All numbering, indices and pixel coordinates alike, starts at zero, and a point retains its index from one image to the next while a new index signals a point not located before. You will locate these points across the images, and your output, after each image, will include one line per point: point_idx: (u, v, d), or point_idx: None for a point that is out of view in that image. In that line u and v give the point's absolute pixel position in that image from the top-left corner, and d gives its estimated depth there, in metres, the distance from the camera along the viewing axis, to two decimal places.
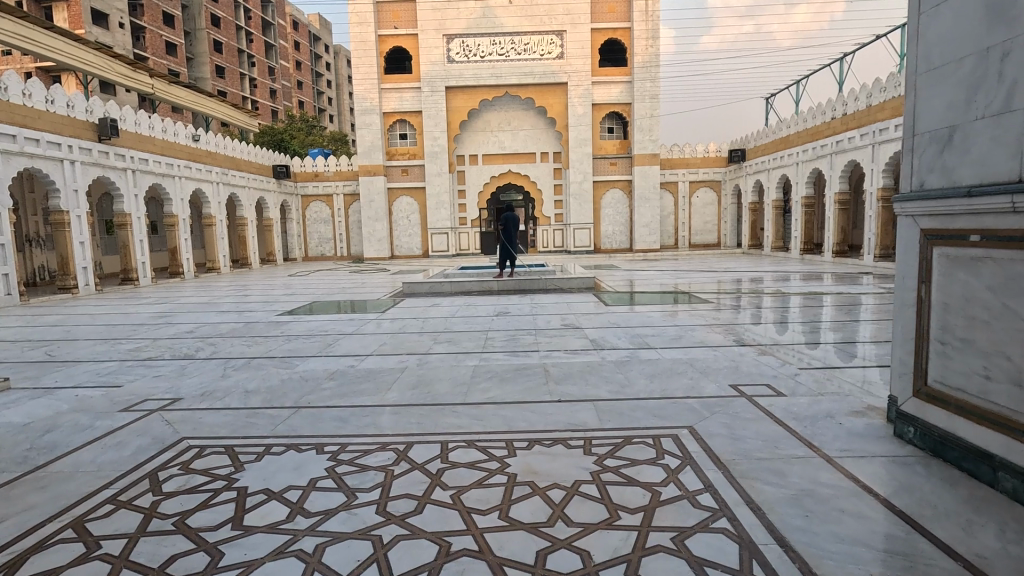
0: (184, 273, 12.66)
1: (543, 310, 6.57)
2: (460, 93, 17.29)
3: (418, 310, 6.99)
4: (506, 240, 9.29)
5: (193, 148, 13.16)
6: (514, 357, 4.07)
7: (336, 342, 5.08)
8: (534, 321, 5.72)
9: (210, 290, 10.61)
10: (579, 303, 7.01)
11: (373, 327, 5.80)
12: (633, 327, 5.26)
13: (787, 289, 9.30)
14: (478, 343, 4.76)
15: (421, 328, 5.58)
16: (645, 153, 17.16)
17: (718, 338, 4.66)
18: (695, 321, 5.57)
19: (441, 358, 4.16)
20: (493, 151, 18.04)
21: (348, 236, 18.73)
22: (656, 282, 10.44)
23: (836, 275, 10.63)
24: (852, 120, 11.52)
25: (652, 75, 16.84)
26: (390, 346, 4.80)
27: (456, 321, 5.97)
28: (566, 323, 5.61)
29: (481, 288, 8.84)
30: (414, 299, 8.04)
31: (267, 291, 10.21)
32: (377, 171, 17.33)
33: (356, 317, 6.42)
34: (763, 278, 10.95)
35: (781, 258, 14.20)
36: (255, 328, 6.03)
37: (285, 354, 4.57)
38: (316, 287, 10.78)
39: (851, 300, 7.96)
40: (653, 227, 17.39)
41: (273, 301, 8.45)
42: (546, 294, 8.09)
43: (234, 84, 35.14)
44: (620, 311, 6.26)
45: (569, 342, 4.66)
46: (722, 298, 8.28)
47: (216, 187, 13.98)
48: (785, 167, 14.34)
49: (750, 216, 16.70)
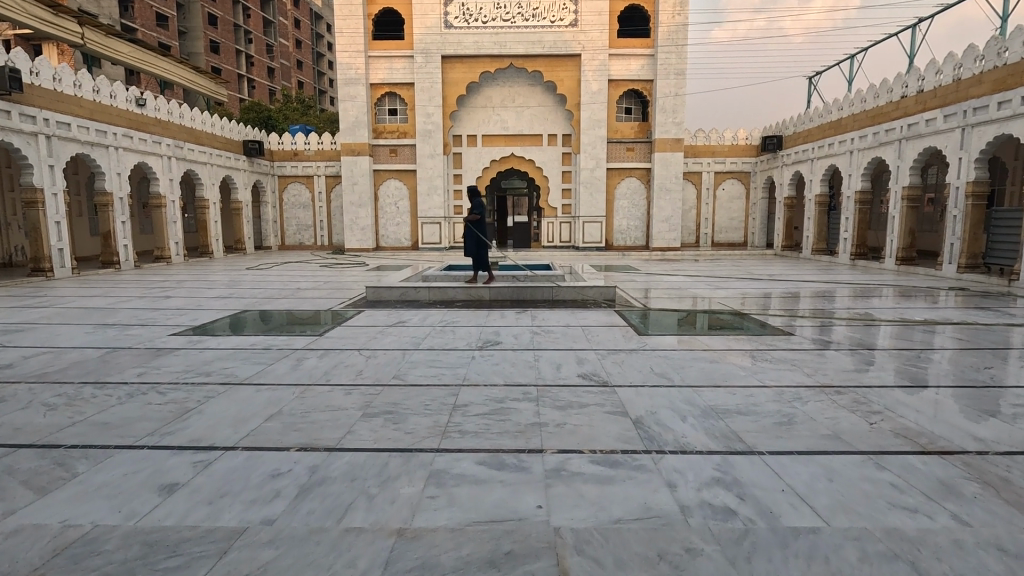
0: (120, 263, 10.64)
1: (548, 341, 4.54)
2: (457, 63, 15.16)
3: (371, 332, 4.94)
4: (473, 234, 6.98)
5: (137, 114, 11.12)
6: (494, 490, 2.04)
7: (206, 402, 3.06)
8: (533, 369, 3.67)
9: (135, 286, 8.65)
10: (600, 330, 4.98)
11: (287, 367, 3.76)
12: (694, 388, 3.24)
13: (861, 309, 7.27)
14: (436, 422, 2.72)
15: (357, 376, 3.55)
16: (667, 138, 15.08)
17: (863, 428, 2.60)
18: (791, 375, 3.50)
19: (350, 479, 2.13)
20: (494, 131, 15.85)
21: (330, 223, 16.72)
22: (687, 292, 8.38)
23: (907, 290, 8.62)
24: (932, 98, 9.39)
25: (679, 48, 14.75)
26: (286, 419, 2.77)
27: (417, 360, 3.92)
28: (583, 373, 3.55)
29: (467, 297, 6.80)
30: (376, 312, 6.02)
31: (206, 289, 8.19)
32: (361, 150, 15.26)
33: (273, 348, 4.36)
34: (817, 290, 8.98)
35: (827, 263, 12.12)
36: (114, 360, 4.00)
37: (84, 438, 2.53)
38: (271, 285, 8.76)
39: (962, 331, 5.88)
40: (673, 223, 15.35)
41: (193, 308, 6.39)
42: (552, 310, 6.03)
43: (230, 62, 33.04)
44: (661, 350, 4.20)
45: (596, 428, 2.63)
46: (784, 322, 6.22)
47: (166, 161, 11.93)
48: (835, 157, 12.22)
49: (786, 213, 14.54)
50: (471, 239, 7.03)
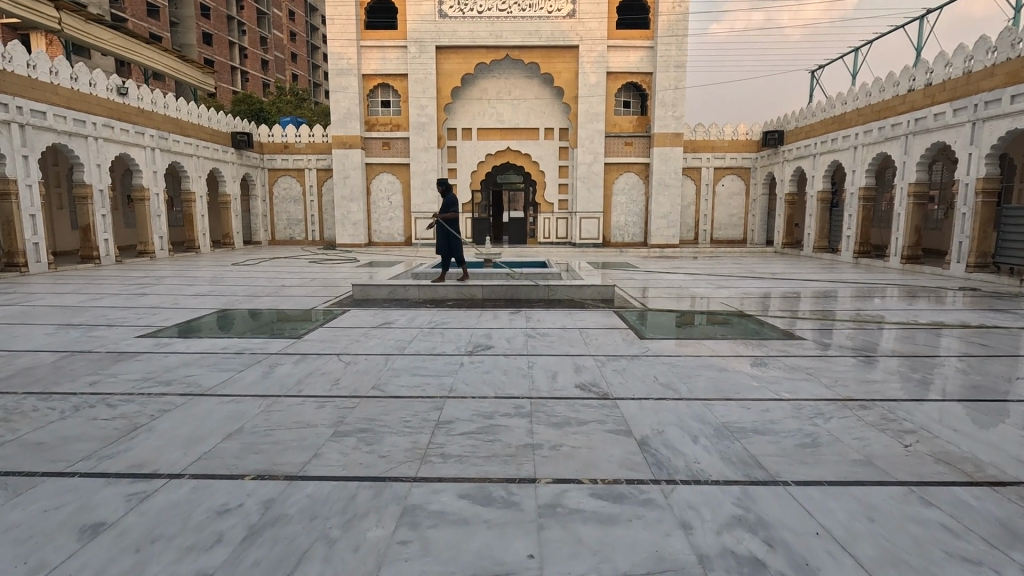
0: (100, 258, 10.26)
1: (543, 345, 4.23)
2: (452, 54, 14.77)
3: (354, 334, 4.61)
4: (445, 230, 6.54)
5: (118, 103, 10.72)
6: (477, 533, 1.73)
7: (159, 417, 2.73)
8: (526, 378, 3.35)
9: (112, 281, 8.28)
10: (598, 332, 4.66)
11: (258, 375, 3.43)
12: (704, 402, 2.93)
13: (869, 311, 6.97)
14: (416, 443, 2.41)
15: (334, 385, 3.24)
16: (666, 132, 14.77)
17: (898, 452, 2.31)
18: (808, 386, 3.20)
19: (309, 518, 1.82)
20: (489, 124, 15.49)
21: (321, 217, 16.35)
22: (687, 292, 8.07)
23: (916, 290, 8.35)
24: (941, 92, 9.09)
25: (679, 40, 14.42)
26: (246, 439, 2.45)
27: (400, 367, 3.60)
28: (581, 384, 3.25)
29: (459, 295, 6.49)
30: (362, 312, 5.69)
31: (185, 286, 7.82)
32: (353, 142, 14.88)
33: (246, 352, 4.03)
34: (821, 289, 8.71)
35: (830, 261, 11.86)
36: (69, 365, 3.67)
37: (8, 463, 2.20)
38: (256, 281, 8.41)
39: (978, 334, 5.58)
40: (672, 220, 15.06)
41: (167, 307, 6.03)
42: (548, 311, 5.71)
43: (223, 54, 32.51)
44: (664, 356, 3.89)
45: (596, 452, 2.32)
46: (790, 324, 5.93)
47: (149, 152, 11.54)
48: (838, 153, 11.93)
49: (786, 210, 14.27)
50: (442, 236, 6.59)
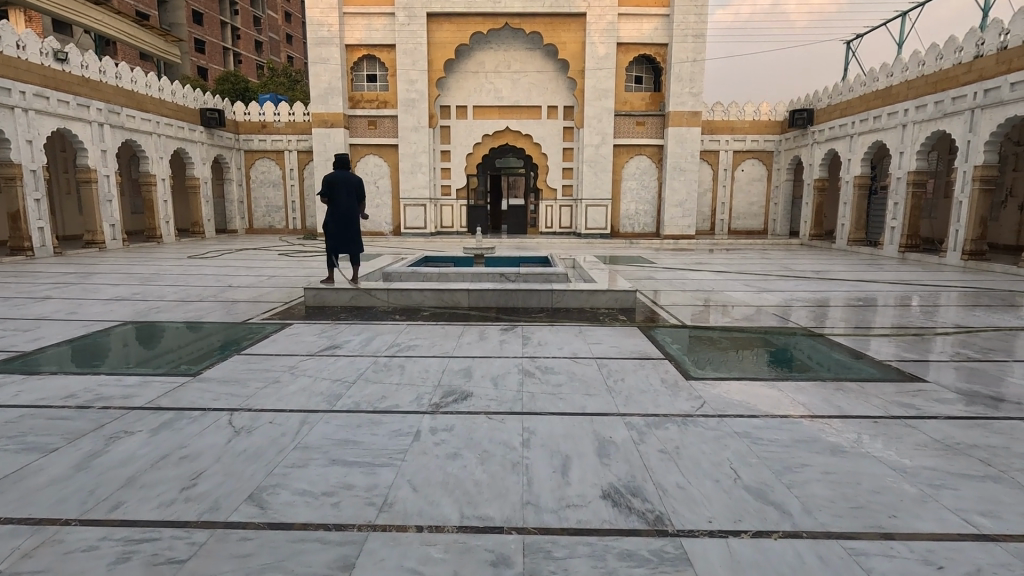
0: (33, 249, 8.87)
1: (543, 392, 2.83)
2: (445, 22, 13.27)
3: (275, 370, 3.21)
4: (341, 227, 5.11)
5: (56, 72, 9.30)
6: None
7: None
8: (518, 474, 1.98)
9: (25, 279, 6.86)
10: (625, 368, 3.26)
11: (69, 464, 2.05)
12: (849, 548, 1.57)
13: (956, 323, 5.53)
14: None
15: (185, 492, 1.85)
16: (682, 110, 13.28)
17: None
18: (1010, 499, 1.83)
19: None
20: (487, 101, 13.96)
21: (303, 203, 14.94)
22: (719, 297, 6.65)
23: (998, 293, 6.91)
24: (1019, 56, 7.62)
25: (698, 6, 12.91)
26: None
27: (316, 445, 2.23)
28: (612, 490, 1.87)
29: (436, 301, 5.13)
30: (307, 327, 4.31)
31: (109, 286, 6.40)
32: (335, 120, 13.42)
33: (98, 404, 2.66)
34: (880, 293, 7.28)
35: (872, 257, 10.42)
36: None
37: None
38: (204, 280, 7.01)
39: None
40: (688, 208, 13.65)
41: (56, 318, 4.63)
42: (551, 327, 4.32)
43: (215, 35, 30.83)
44: (733, 418, 2.50)
45: None
46: (865, 343, 4.55)
47: (96, 128, 10.12)
48: (882, 133, 10.45)
49: (816, 198, 12.83)
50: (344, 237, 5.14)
